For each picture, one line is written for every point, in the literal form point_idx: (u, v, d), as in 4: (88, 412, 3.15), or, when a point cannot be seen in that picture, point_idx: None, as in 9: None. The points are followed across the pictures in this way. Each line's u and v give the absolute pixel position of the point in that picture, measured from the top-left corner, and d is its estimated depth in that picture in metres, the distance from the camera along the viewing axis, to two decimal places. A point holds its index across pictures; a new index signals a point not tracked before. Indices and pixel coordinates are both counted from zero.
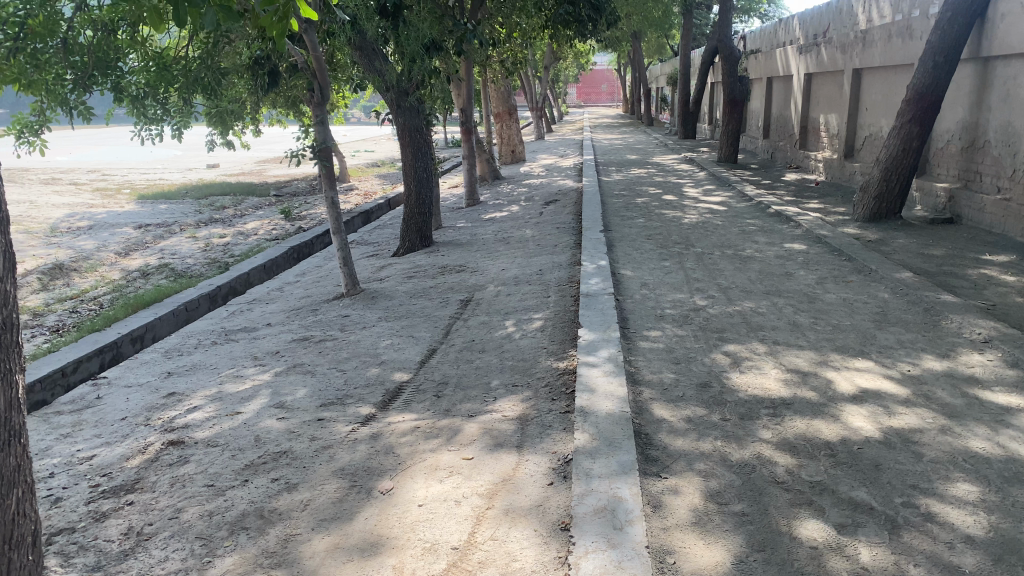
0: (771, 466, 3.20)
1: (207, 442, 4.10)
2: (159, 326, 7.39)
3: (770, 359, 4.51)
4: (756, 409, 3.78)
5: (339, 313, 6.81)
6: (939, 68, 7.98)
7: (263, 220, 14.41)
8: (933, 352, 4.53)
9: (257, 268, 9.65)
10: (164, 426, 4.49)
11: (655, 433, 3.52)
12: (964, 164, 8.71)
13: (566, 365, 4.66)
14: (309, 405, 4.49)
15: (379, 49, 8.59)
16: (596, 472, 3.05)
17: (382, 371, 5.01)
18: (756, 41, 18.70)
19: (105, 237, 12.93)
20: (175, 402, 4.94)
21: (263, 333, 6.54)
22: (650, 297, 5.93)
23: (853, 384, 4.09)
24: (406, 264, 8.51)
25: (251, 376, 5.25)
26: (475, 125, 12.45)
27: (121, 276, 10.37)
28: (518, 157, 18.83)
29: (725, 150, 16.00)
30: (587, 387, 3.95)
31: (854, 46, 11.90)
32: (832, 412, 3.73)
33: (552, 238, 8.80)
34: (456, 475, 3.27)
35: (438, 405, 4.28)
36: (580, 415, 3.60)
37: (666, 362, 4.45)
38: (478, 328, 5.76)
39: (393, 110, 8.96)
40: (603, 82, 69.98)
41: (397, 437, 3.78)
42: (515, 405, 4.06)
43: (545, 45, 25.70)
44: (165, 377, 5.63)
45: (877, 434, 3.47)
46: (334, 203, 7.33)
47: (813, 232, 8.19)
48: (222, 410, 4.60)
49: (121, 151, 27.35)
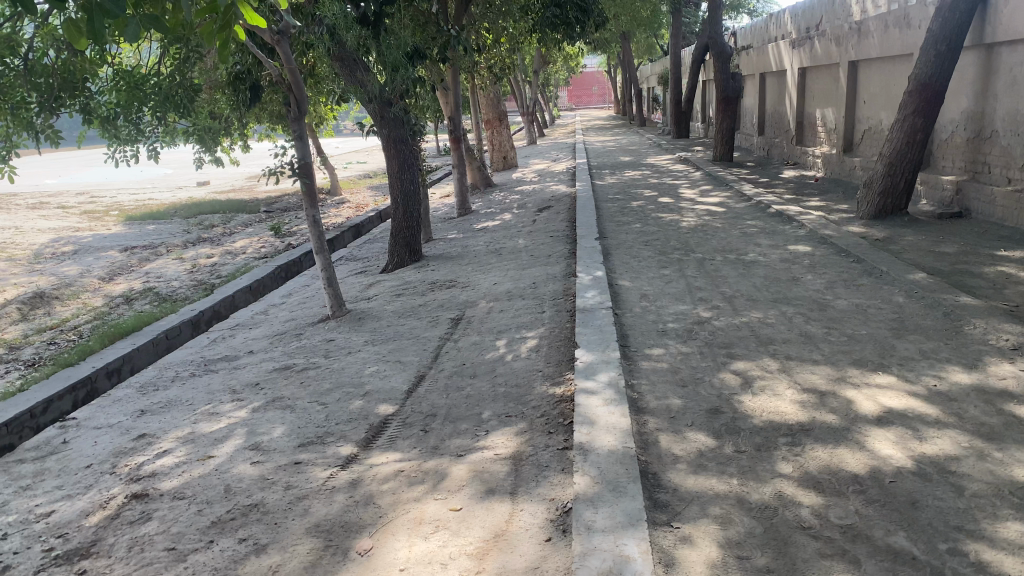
0: (795, 508, 2.85)
1: (174, 493, 3.75)
2: (137, 357, 7.03)
3: (784, 376, 4.16)
4: (773, 437, 3.43)
5: (323, 337, 6.46)
6: (942, 56, 7.66)
7: (252, 238, 14.06)
8: (960, 363, 4.19)
9: (242, 290, 9.29)
10: (130, 476, 4.14)
11: (663, 471, 3.17)
12: (971, 155, 8.38)
13: (563, 391, 4.31)
14: (287, 446, 4.14)
15: (360, 59, 8.18)
16: (599, 525, 2.71)
17: (366, 404, 4.65)
18: (746, 37, 18.43)
19: (89, 262, 12.57)
20: (144, 446, 4.59)
21: (243, 362, 6.19)
22: (651, 310, 5.59)
23: (877, 403, 3.74)
24: (395, 281, 8.17)
25: (227, 414, 4.89)
26: (464, 133, 12.12)
27: (104, 302, 10.02)
28: (510, 163, 18.35)
29: (720, 149, 15.64)
30: (587, 418, 3.60)
31: (849, 38, 11.59)
32: (856, 438, 3.39)
33: (546, 248, 8.48)
34: (442, 531, 2.92)
35: (425, 442, 3.93)
36: (579, 454, 3.25)
37: (671, 385, 4.10)
38: (469, 350, 5.42)
39: (377, 122, 8.56)
40: (593, 85, 69.92)
41: (379, 484, 3.43)
42: (509, 441, 3.72)
43: (534, 49, 25.43)
44: (138, 416, 5.26)
45: (910, 463, 3.13)
46: (317, 223, 6.95)
47: (817, 232, 7.86)
48: (193, 455, 4.25)
49: (107, 172, 26.94)
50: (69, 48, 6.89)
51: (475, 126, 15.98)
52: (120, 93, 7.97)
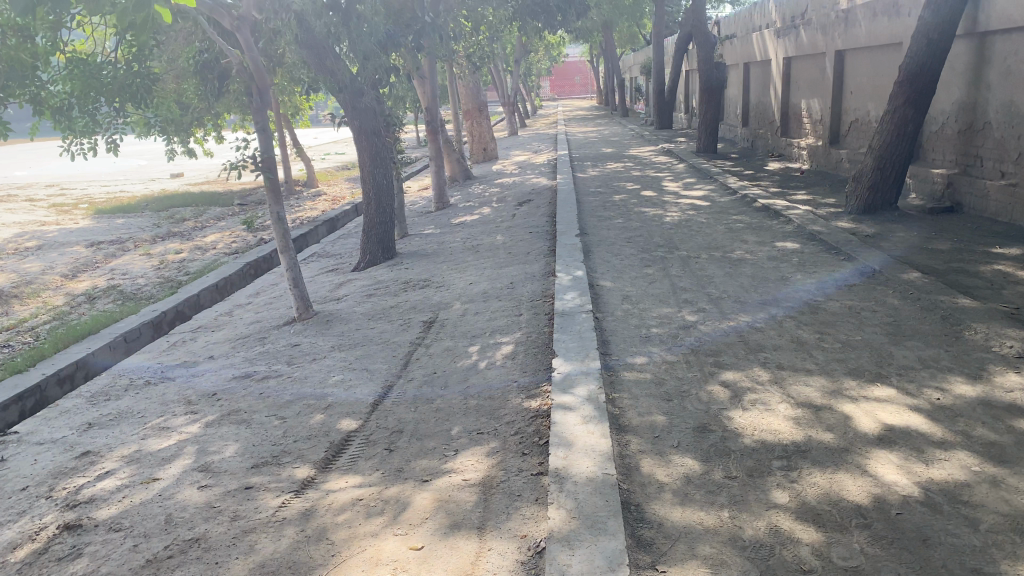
0: (794, 546, 2.57)
1: (110, 524, 3.39)
2: (92, 361, 6.65)
3: (776, 389, 3.87)
4: (767, 461, 3.14)
5: (287, 342, 6.10)
6: (933, 45, 7.40)
7: (224, 232, 13.66)
8: (961, 373, 3.92)
9: (208, 289, 8.90)
10: (68, 500, 3.77)
11: (646, 502, 2.86)
12: (962, 147, 8.15)
13: (539, 404, 3.99)
14: (238, 468, 3.81)
15: (330, 48, 7.73)
16: (575, 571, 2.41)
17: (327, 419, 4.32)
18: (730, 27, 18.18)
19: (53, 257, 12.10)
20: (86, 466, 4.22)
21: (202, 369, 5.83)
22: (633, 313, 5.29)
23: (877, 420, 3.46)
24: (367, 280, 7.82)
25: (179, 429, 4.53)
26: (441, 124, 11.75)
27: (65, 301, 9.59)
28: (490, 154, 17.99)
29: (704, 141, 15.35)
30: (564, 440, 3.29)
31: (836, 27, 11.32)
32: (856, 460, 3.11)
33: (525, 244, 8.17)
34: (401, 574, 2.61)
35: (389, 463, 3.61)
36: (555, 482, 2.95)
37: (655, 399, 3.79)
38: (441, 356, 5.10)
39: (348, 113, 8.12)
40: (575, 74, 69.58)
41: (333, 516, 3.10)
42: (478, 463, 3.41)
43: (515, 38, 25.05)
44: (84, 430, 4.89)
45: (918, 492, 2.85)
46: (282, 220, 6.58)
47: (804, 228, 7.59)
48: (137, 477, 3.90)
49: (77, 164, 26.23)
50: (15, 35, 6.49)
51: (454, 117, 15.59)
52: (73, 83, 7.56)
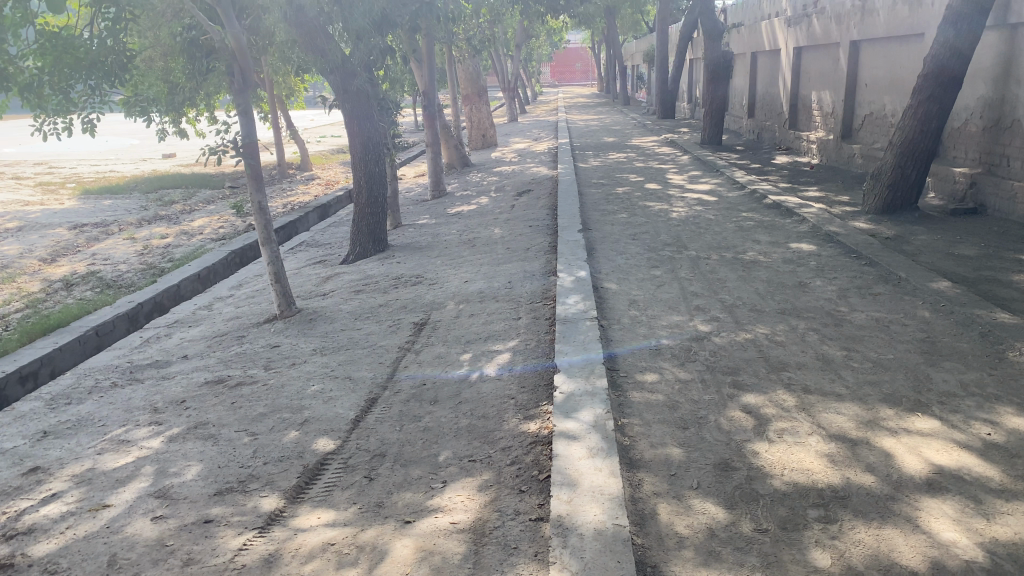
0: None
1: (46, 565, 2.97)
2: (59, 358, 6.19)
3: (804, 418, 3.44)
4: (801, 509, 2.72)
5: (266, 343, 5.66)
6: (962, 37, 6.94)
7: (212, 216, 13.17)
8: (1011, 404, 3.50)
9: (190, 278, 8.44)
10: (4, 529, 3.35)
11: (664, 562, 2.45)
12: (987, 145, 7.72)
13: (538, 428, 3.57)
14: (199, 495, 3.38)
15: (321, 26, 7.27)
16: None
17: (303, 437, 3.89)
18: (738, 15, 17.69)
19: (33, 240, 11.59)
20: (32, 485, 3.79)
21: (174, 371, 5.38)
22: (641, 321, 4.86)
23: (923, 459, 3.04)
24: (356, 274, 7.38)
25: (139, 444, 4.09)
26: (438, 109, 11.26)
27: (41, 287, 9.10)
28: (489, 141, 17.51)
29: (709, 132, 14.89)
30: (567, 479, 2.87)
31: (851, 16, 10.86)
32: (904, 511, 2.69)
33: (524, 240, 7.73)
34: None
35: (368, 495, 3.19)
36: (557, 535, 2.53)
37: (668, 428, 3.37)
38: (432, 365, 4.67)
39: (339, 96, 7.69)
40: (576, 61, 68.98)
41: (300, 566, 2.69)
42: (469, 500, 2.99)
43: (517, 23, 24.51)
44: (38, 440, 4.45)
45: (982, 555, 2.44)
46: (263, 210, 6.12)
47: (820, 227, 7.15)
48: (85, 502, 3.47)
49: (64, 143, 25.55)
50: None
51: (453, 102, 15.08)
52: (45, 58, 6.95)
